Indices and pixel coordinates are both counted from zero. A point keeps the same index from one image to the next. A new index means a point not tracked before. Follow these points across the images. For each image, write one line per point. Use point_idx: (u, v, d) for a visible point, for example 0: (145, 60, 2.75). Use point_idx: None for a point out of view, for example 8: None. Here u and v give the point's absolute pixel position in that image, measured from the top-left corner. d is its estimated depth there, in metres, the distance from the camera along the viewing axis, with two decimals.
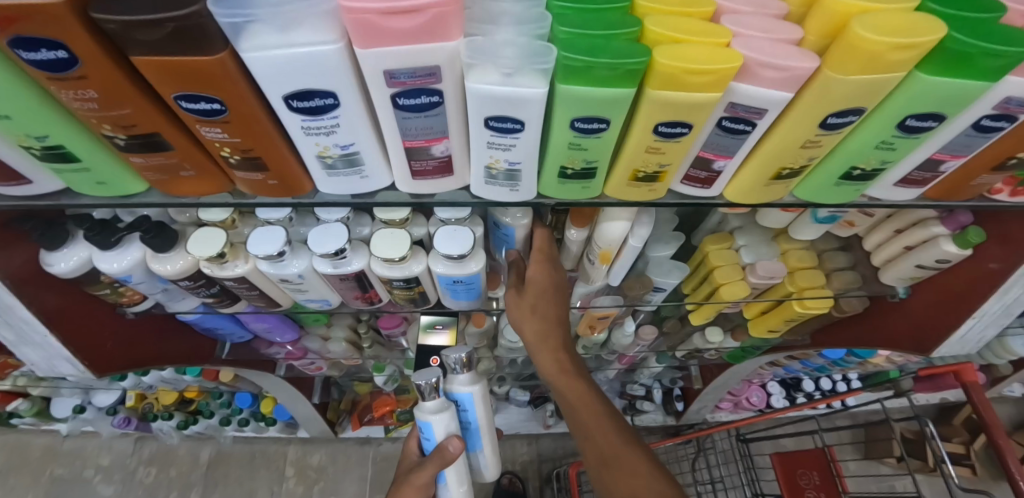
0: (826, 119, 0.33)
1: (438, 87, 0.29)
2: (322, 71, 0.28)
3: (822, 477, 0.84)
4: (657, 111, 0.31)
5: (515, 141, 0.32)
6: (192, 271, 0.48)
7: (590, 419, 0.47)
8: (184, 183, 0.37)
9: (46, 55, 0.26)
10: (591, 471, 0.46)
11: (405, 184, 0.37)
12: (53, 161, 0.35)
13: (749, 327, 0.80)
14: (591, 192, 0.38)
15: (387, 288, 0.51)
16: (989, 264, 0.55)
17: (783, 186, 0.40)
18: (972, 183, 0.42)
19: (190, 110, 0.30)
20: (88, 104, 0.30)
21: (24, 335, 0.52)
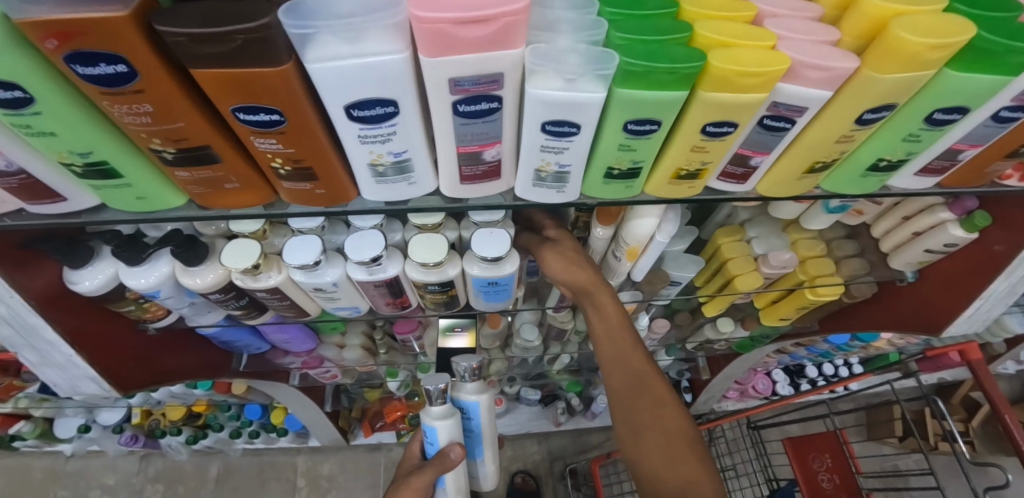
0: (861, 115, 0.35)
1: (499, 94, 0.29)
2: (387, 81, 0.28)
3: (834, 459, 0.90)
4: (706, 111, 0.32)
5: (569, 144, 0.33)
6: (223, 283, 0.48)
7: (633, 405, 0.51)
8: (227, 196, 0.37)
9: (106, 70, 0.26)
10: (623, 448, 0.53)
11: (451, 189, 0.38)
12: (93, 177, 0.34)
13: (760, 316, 0.82)
14: (633, 191, 0.39)
15: (420, 293, 0.51)
16: (994, 247, 0.58)
17: (814, 178, 0.41)
18: (986, 171, 0.45)
19: (248, 122, 0.30)
20: (141, 118, 0.29)
21: (47, 356, 0.52)
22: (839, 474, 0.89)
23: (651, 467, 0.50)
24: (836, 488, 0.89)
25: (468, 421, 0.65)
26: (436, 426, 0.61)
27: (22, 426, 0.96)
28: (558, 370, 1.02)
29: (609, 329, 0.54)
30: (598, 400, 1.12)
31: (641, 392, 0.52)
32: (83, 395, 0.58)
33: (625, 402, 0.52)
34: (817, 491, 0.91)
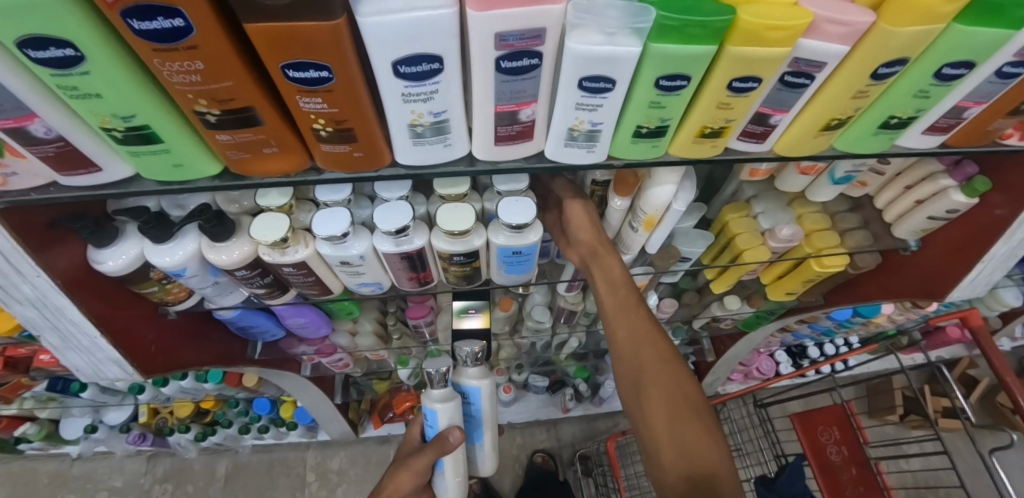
0: (877, 70, 0.36)
1: (540, 50, 0.31)
2: (434, 36, 0.29)
3: (842, 431, 0.93)
4: (734, 66, 0.33)
5: (603, 100, 0.34)
6: (250, 259, 0.48)
7: (639, 360, 0.53)
8: (266, 160, 0.38)
9: (161, 25, 0.26)
10: (628, 405, 0.54)
11: (483, 152, 0.39)
12: (134, 142, 0.35)
13: (766, 292, 0.84)
14: (659, 150, 0.40)
15: (444, 265, 0.52)
16: (995, 211, 0.60)
17: (828, 137, 0.43)
18: (988, 129, 0.47)
19: (296, 79, 0.30)
20: (191, 76, 0.30)
21: (71, 339, 0.52)
22: (847, 446, 0.91)
23: (652, 421, 0.51)
24: (844, 459, 0.91)
25: (469, 406, 0.65)
26: (436, 408, 0.61)
27: (28, 428, 0.94)
28: (566, 355, 1.03)
29: (616, 293, 0.56)
30: (605, 385, 1.13)
31: (645, 349, 0.54)
32: (106, 380, 0.58)
33: (629, 361, 0.54)
34: (826, 463, 0.93)
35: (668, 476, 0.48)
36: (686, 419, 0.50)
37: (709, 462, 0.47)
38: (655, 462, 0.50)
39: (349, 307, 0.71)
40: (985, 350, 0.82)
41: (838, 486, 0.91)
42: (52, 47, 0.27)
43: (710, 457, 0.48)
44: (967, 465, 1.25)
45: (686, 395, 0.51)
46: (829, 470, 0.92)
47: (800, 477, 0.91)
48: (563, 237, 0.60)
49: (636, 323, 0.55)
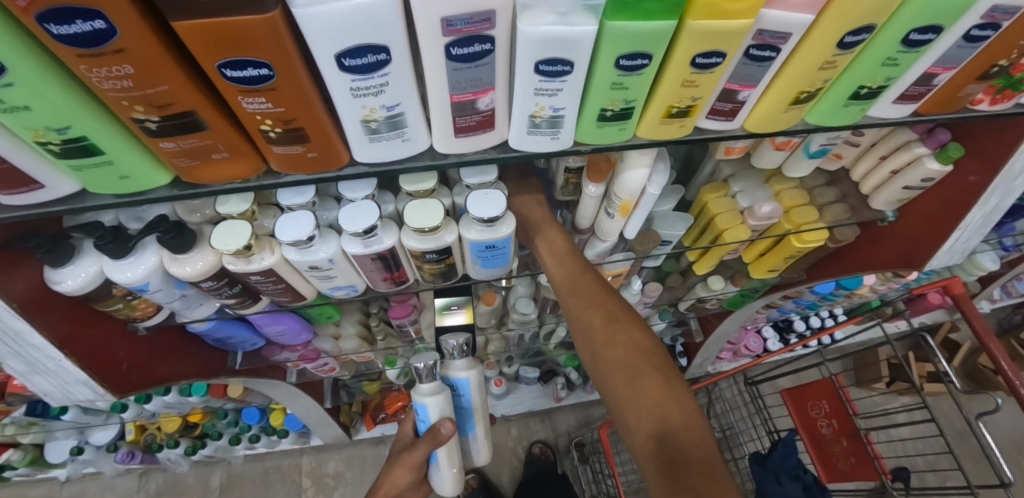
0: (843, 39, 0.35)
1: (491, 34, 0.29)
2: (378, 25, 0.27)
3: (831, 404, 0.93)
4: (697, 42, 0.32)
5: (562, 85, 0.33)
6: (215, 269, 0.47)
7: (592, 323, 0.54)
8: (216, 166, 0.36)
9: (82, 28, 0.24)
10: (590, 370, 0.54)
11: (444, 145, 0.37)
12: (72, 156, 0.33)
13: (749, 270, 0.84)
14: (626, 133, 0.39)
15: (418, 264, 0.51)
16: (969, 177, 0.60)
17: (799, 110, 0.42)
18: (960, 94, 0.46)
19: (234, 79, 0.29)
20: (122, 82, 0.28)
21: (36, 364, 0.49)
22: (837, 419, 0.92)
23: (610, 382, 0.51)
24: (835, 432, 0.92)
25: (460, 398, 0.64)
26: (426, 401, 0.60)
27: (12, 454, 0.92)
28: (555, 345, 1.02)
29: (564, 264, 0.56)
30: None
31: (593, 312, 0.54)
32: (77, 401, 0.56)
33: (587, 336, 0.54)
34: (817, 436, 0.95)
35: (638, 438, 0.47)
36: (647, 380, 0.49)
37: (674, 418, 0.46)
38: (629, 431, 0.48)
39: (329, 311, 0.69)
40: (965, 315, 0.82)
41: (830, 460, 0.93)
42: None
43: (676, 414, 0.47)
44: (955, 428, 1.28)
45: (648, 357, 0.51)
46: (821, 444, 0.94)
47: (792, 452, 0.93)
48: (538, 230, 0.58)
49: (589, 297, 0.55)
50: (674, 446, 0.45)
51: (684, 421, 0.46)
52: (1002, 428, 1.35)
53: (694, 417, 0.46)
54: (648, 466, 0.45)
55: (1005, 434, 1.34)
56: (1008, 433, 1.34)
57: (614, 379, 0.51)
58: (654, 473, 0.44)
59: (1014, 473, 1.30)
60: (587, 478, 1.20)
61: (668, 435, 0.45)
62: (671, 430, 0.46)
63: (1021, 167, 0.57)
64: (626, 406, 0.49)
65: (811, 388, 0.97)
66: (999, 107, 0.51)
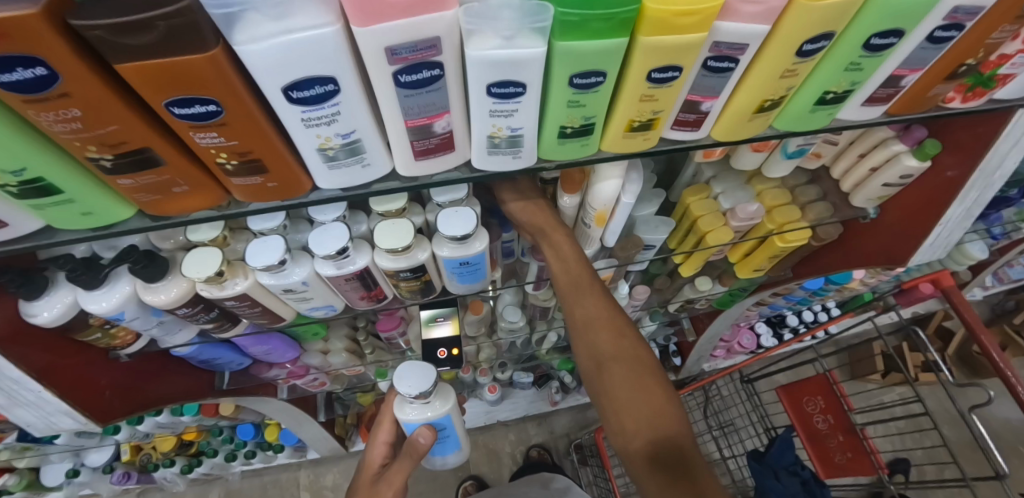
0: (802, 46, 0.34)
1: (439, 60, 0.29)
2: (322, 56, 0.27)
3: (826, 400, 0.92)
4: (650, 58, 0.32)
5: (517, 106, 0.33)
6: (190, 296, 0.47)
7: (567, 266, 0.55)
8: (177, 199, 0.36)
9: (23, 75, 0.24)
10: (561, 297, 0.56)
11: (406, 168, 0.37)
12: (32, 196, 0.33)
13: (735, 270, 0.84)
14: (589, 148, 0.39)
15: (393, 282, 0.50)
16: (947, 173, 0.60)
17: (764, 118, 0.41)
18: (930, 94, 0.45)
19: (183, 116, 0.29)
20: (71, 124, 0.28)
21: (15, 396, 0.49)
22: (831, 414, 0.90)
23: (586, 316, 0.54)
24: (830, 427, 0.91)
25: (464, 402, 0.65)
26: (411, 416, 0.61)
27: (7, 479, 0.91)
28: (547, 350, 1.02)
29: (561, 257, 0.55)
30: None
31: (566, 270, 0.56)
32: (61, 431, 0.56)
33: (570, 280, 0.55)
34: (814, 432, 0.94)
35: (632, 440, 0.46)
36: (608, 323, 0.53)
37: (672, 422, 0.46)
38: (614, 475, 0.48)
39: (314, 328, 0.69)
40: (956, 308, 0.82)
41: (827, 454, 0.92)
42: None
43: (671, 418, 0.47)
44: (948, 417, 1.28)
45: (647, 368, 0.50)
46: (817, 438, 0.93)
47: (789, 448, 0.92)
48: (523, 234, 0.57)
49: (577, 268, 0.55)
50: (671, 447, 0.45)
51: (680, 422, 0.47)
52: (999, 415, 1.35)
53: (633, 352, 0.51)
54: (614, 375, 0.50)
55: (1002, 420, 1.34)
56: (1005, 419, 1.34)
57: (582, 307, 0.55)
58: (648, 471, 0.44)
59: (1014, 462, 1.30)
60: (587, 480, 1.19)
61: (667, 440, 0.45)
62: (669, 431, 0.46)
63: (999, 161, 0.57)
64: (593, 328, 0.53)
65: (803, 384, 0.95)
66: (972, 104, 0.50)
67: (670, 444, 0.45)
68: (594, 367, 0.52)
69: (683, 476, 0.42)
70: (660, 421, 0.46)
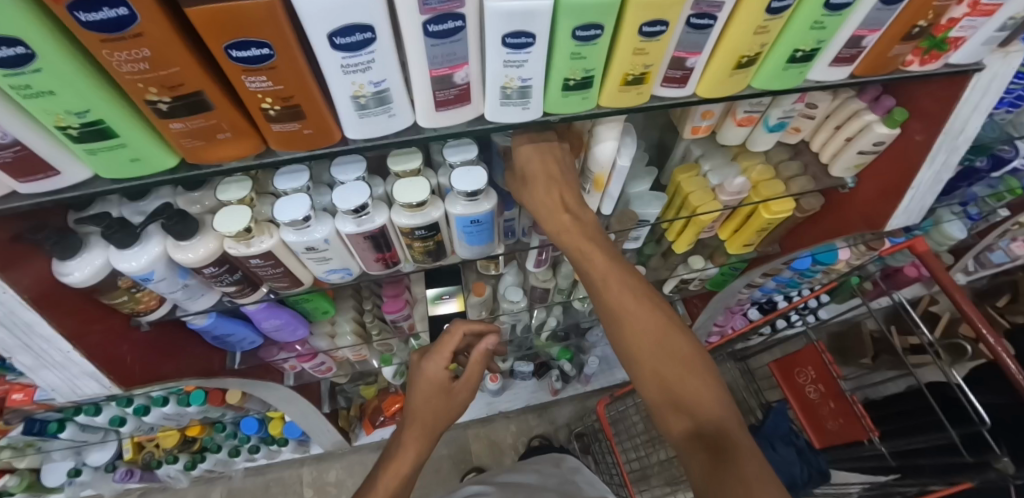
0: (771, 4, 0.40)
1: (462, 12, 0.34)
2: (364, 5, 0.32)
3: (816, 370, 0.98)
4: (641, 13, 0.36)
5: (528, 56, 0.38)
6: (216, 255, 0.49)
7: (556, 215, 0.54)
8: (220, 147, 0.40)
9: (106, 15, 0.28)
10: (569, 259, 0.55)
11: (427, 119, 0.42)
12: (90, 139, 0.36)
13: (726, 247, 0.89)
14: (589, 102, 0.44)
15: (408, 242, 0.54)
16: (916, 137, 0.66)
17: (743, 75, 0.47)
18: (889, 55, 0.51)
19: (239, 59, 0.33)
20: (139, 64, 0.31)
21: (44, 357, 0.52)
22: (823, 383, 0.97)
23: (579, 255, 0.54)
24: (822, 396, 0.97)
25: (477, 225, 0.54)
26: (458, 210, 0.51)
27: (8, 480, 0.90)
28: (546, 338, 1.06)
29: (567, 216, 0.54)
30: (589, 361, 1.16)
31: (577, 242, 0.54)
32: (85, 396, 0.58)
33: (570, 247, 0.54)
34: (805, 402, 1.00)
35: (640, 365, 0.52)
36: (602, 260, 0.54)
37: (714, 411, 0.48)
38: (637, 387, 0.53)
39: (324, 305, 0.72)
40: (935, 274, 0.84)
41: (820, 423, 0.97)
42: (1, 46, 0.28)
43: (714, 406, 0.48)
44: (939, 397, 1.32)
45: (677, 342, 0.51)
46: (808, 408, 0.99)
47: (784, 419, 0.97)
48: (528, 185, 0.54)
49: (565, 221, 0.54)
50: (709, 435, 0.47)
51: (721, 413, 0.48)
52: None
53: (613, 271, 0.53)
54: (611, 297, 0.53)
55: None
56: None
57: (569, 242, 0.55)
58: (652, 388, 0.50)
59: None
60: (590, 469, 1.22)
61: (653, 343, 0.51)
62: (708, 421, 0.48)
63: (961, 124, 0.63)
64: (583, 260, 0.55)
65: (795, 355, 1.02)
66: (930, 68, 0.56)
67: (712, 437, 0.46)
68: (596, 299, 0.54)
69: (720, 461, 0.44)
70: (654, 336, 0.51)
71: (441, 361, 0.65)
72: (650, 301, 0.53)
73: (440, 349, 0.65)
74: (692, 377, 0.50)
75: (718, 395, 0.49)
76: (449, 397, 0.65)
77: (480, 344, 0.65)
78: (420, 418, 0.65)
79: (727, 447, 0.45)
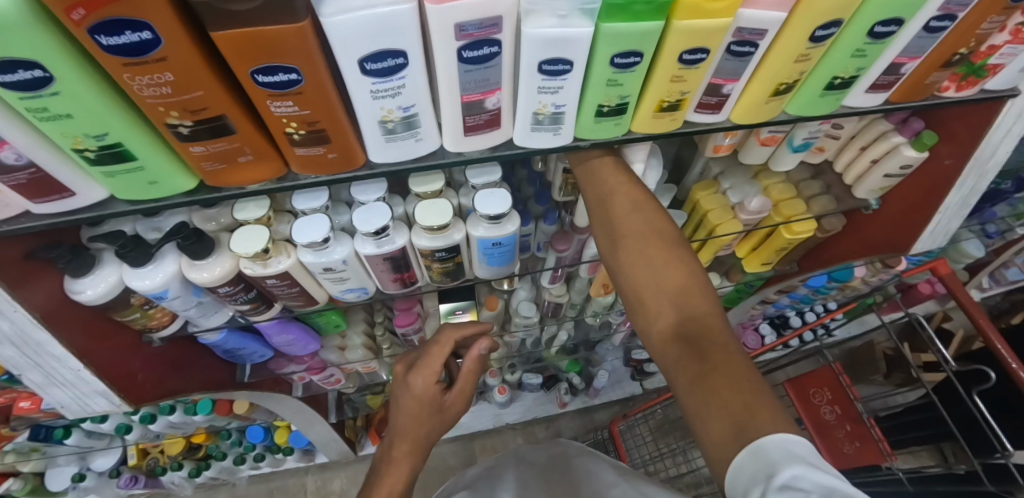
0: (815, 32, 0.38)
1: (498, 37, 0.32)
2: (397, 31, 0.30)
3: (833, 391, 0.97)
4: (683, 40, 0.35)
5: (562, 83, 0.36)
6: (232, 274, 0.48)
7: (601, 184, 0.50)
8: (241, 169, 0.38)
9: (130, 38, 0.27)
10: (596, 218, 0.51)
11: (454, 143, 0.40)
12: (108, 162, 0.35)
13: (743, 265, 0.87)
14: (621, 128, 0.42)
15: (427, 263, 0.53)
16: (945, 161, 0.64)
17: (779, 102, 0.45)
18: (927, 82, 0.49)
19: (265, 84, 0.31)
20: (162, 89, 0.30)
21: (54, 374, 0.50)
22: (839, 405, 0.96)
23: (607, 197, 0.50)
24: (839, 417, 0.95)
25: (502, 248, 0.52)
26: (480, 232, 0.49)
27: (12, 484, 0.89)
28: (556, 351, 1.04)
29: (611, 192, 0.50)
30: (599, 374, 1.14)
31: (617, 198, 0.50)
32: (94, 413, 0.57)
33: (603, 214, 0.50)
34: (820, 424, 0.97)
35: (657, 308, 0.46)
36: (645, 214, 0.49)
37: (699, 306, 0.44)
38: (622, 283, 0.49)
39: (336, 319, 0.71)
40: (956, 297, 0.81)
41: (835, 445, 0.94)
42: (19, 70, 0.27)
43: (699, 302, 0.45)
44: None
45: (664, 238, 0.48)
46: (825, 430, 0.96)
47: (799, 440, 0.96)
48: (590, 179, 0.51)
49: (613, 186, 0.50)
50: (693, 329, 0.43)
51: (707, 309, 0.44)
52: None
53: (647, 216, 0.49)
54: (632, 231, 0.49)
55: None
56: None
57: (598, 189, 0.51)
58: (670, 330, 0.44)
59: None
60: None
61: (679, 285, 0.46)
62: (693, 315, 0.44)
63: (993, 150, 0.61)
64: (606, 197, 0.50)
65: (810, 376, 1.00)
66: (965, 94, 0.54)
67: (696, 330, 0.43)
68: (611, 241, 0.50)
69: (703, 354, 0.41)
70: (678, 284, 0.46)
71: (432, 377, 0.59)
72: (636, 197, 0.50)
73: (431, 363, 0.59)
74: (679, 275, 0.47)
75: (705, 293, 0.46)
76: (442, 413, 0.61)
77: (472, 351, 0.61)
78: (409, 434, 0.60)
79: (711, 341, 0.42)
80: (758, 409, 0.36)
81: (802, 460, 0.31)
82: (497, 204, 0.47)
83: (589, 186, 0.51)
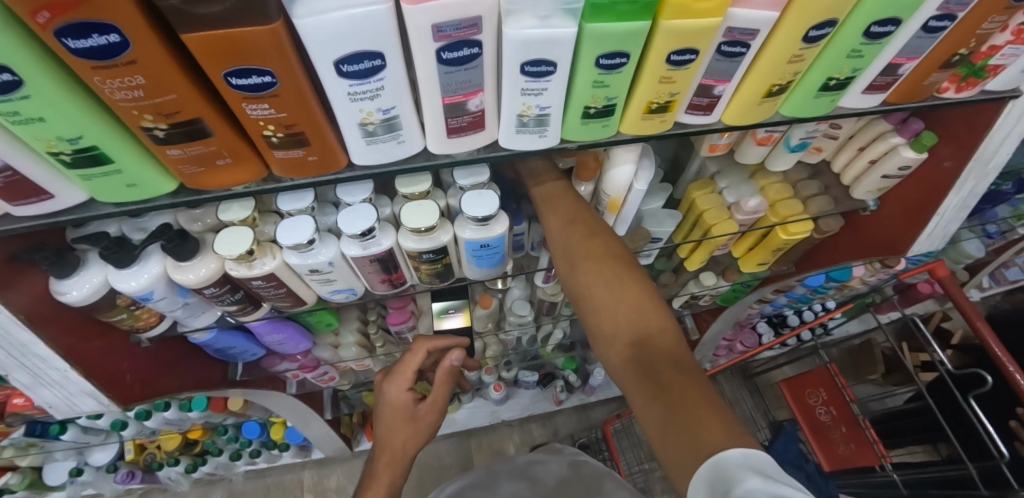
0: (809, 32, 0.37)
1: (478, 38, 0.32)
2: (374, 32, 0.29)
3: (828, 392, 0.96)
4: (671, 40, 0.34)
5: (546, 84, 0.35)
6: (217, 276, 0.48)
7: (558, 216, 0.54)
8: (220, 173, 0.38)
9: (97, 42, 0.26)
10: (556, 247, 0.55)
11: (437, 145, 0.40)
12: (84, 165, 0.34)
13: (739, 265, 0.86)
14: (609, 130, 0.42)
15: (415, 265, 0.52)
16: (944, 164, 0.63)
17: (772, 103, 0.44)
18: (925, 83, 0.48)
19: (239, 87, 0.30)
20: (133, 92, 0.29)
21: (41, 374, 0.50)
22: (835, 406, 0.95)
23: (563, 229, 0.54)
24: (834, 419, 0.95)
25: (490, 250, 0.52)
26: (468, 234, 0.49)
27: (10, 478, 0.90)
28: (552, 348, 1.04)
29: (568, 222, 0.54)
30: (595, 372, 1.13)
31: (575, 229, 0.53)
32: (83, 412, 0.57)
33: (562, 244, 0.54)
34: (816, 424, 0.98)
35: (614, 331, 0.49)
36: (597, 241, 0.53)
37: (651, 324, 0.48)
38: (584, 308, 0.53)
39: (328, 318, 0.70)
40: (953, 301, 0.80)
41: (830, 445, 0.95)
42: None
43: (652, 320, 0.49)
44: None
45: (618, 262, 0.52)
46: (820, 431, 0.97)
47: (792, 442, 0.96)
48: (551, 205, 0.55)
49: (569, 215, 0.54)
50: (648, 347, 0.47)
51: (660, 327, 0.48)
52: None
53: (601, 244, 0.53)
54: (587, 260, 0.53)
55: None
56: None
57: (555, 220, 0.54)
58: (626, 351, 0.48)
59: None
60: None
61: (632, 308, 0.50)
62: (648, 334, 0.48)
63: (993, 151, 0.60)
64: (561, 229, 0.54)
65: (806, 377, 1.00)
66: (964, 95, 0.53)
67: (649, 348, 0.47)
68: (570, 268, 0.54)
69: (657, 371, 0.44)
70: (632, 306, 0.50)
71: (405, 382, 0.63)
72: (591, 222, 0.54)
73: (403, 369, 0.63)
74: (634, 297, 0.51)
75: (659, 311, 0.50)
76: (415, 424, 0.63)
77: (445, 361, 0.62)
78: (390, 446, 0.62)
79: (663, 359, 0.45)
80: (707, 414, 0.39)
81: (756, 470, 0.33)
82: (485, 206, 0.46)
83: (553, 213, 0.54)
